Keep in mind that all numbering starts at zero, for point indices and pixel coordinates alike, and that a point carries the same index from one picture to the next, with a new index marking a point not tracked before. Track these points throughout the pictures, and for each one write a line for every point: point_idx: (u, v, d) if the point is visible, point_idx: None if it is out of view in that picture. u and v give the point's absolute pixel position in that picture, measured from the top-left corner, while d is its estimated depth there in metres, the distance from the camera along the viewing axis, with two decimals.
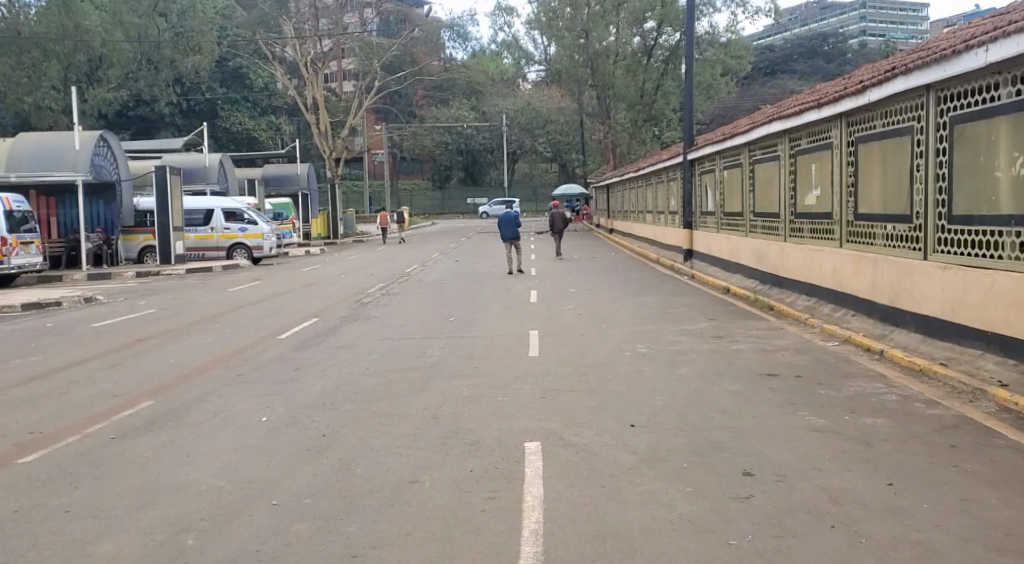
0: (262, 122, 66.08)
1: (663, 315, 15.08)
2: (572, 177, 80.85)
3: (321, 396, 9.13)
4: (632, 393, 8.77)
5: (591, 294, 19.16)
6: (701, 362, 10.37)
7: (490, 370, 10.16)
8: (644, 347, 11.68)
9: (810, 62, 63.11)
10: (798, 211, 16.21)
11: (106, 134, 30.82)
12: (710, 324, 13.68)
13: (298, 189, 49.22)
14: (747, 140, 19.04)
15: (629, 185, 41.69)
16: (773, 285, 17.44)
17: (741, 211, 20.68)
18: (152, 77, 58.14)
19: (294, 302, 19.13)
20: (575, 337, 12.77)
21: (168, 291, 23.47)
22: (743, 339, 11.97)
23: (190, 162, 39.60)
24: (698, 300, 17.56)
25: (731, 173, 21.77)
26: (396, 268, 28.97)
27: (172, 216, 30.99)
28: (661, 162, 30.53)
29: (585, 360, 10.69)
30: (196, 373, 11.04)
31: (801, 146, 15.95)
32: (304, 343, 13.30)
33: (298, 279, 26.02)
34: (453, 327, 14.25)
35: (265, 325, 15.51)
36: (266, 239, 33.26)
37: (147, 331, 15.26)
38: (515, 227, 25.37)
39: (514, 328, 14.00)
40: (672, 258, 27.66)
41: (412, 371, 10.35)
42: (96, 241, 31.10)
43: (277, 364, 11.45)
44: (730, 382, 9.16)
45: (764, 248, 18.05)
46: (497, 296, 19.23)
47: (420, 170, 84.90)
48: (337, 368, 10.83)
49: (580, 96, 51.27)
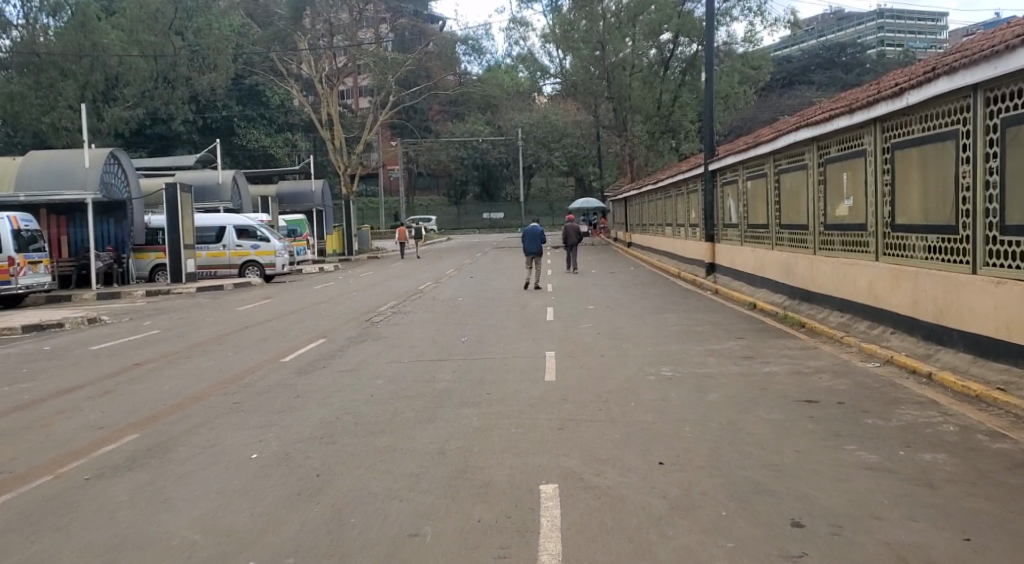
0: (279, 139, 65.93)
1: (687, 333, 14.31)
2: (589, 190, 80.19)
3: (320, 427, 8.44)
4: (658, 423, 8.03)
5: (611, 311, 18.40)
6: (731, 387, 9.62)
7: (504, 397, 9.43)
8: (669, 370, 10.92)
9: (829, 72, 62.23)
10: (829, 222, 15.41)
11: (116, 151, 30.25)
12: (739, 343, 12.90)
13: (312, 205, 48.50)
14: (772, 149, 18.27)
15: (647, 199, 40.93)
16: (803, 300, 16.62)
17: (767, 223, 19.87)
18: (169, 95, 58.05)
19: (302, 322, 18.47)
20: (595, 359, 12.03)
21: (178, 311, 22.92)
22: (775, 361, 11.19)
23: (202, 179, 39.13)
24: (723, 316, 16.75)
25: (755, 183, 21.01)
26: (411, 285, 28.31)
27: (183, 234, 30.43)
28: (681, 173, 29.76)
29: (606, 385, 9.96)
30: (191, 402, 10.37)
31: (831, 154, 15.17)
32: (308, 366, 12.63)
33: (310, 297, 25.37)
34: (465, 348, 13.54)
35: (270, 347, 14.85)
36: (279, 256, 32.65)
37: (147, 355, 14.63)
38: (539, 241, 24.64)
39: (530, 349, 13.25)
40: (694, 272, 26.84)
41: (420, 398, 9.64)
42: (107, 260, 30.41)
43: (277, 391, 10.77)
44: (765, 410, 8.40)
45: (792, 262, 17.25)
46: (512, 314, 18.50)
47: (436, 185, 84.52)
48: (338, 395, 10.13)
49: (597, 109, 50.76)
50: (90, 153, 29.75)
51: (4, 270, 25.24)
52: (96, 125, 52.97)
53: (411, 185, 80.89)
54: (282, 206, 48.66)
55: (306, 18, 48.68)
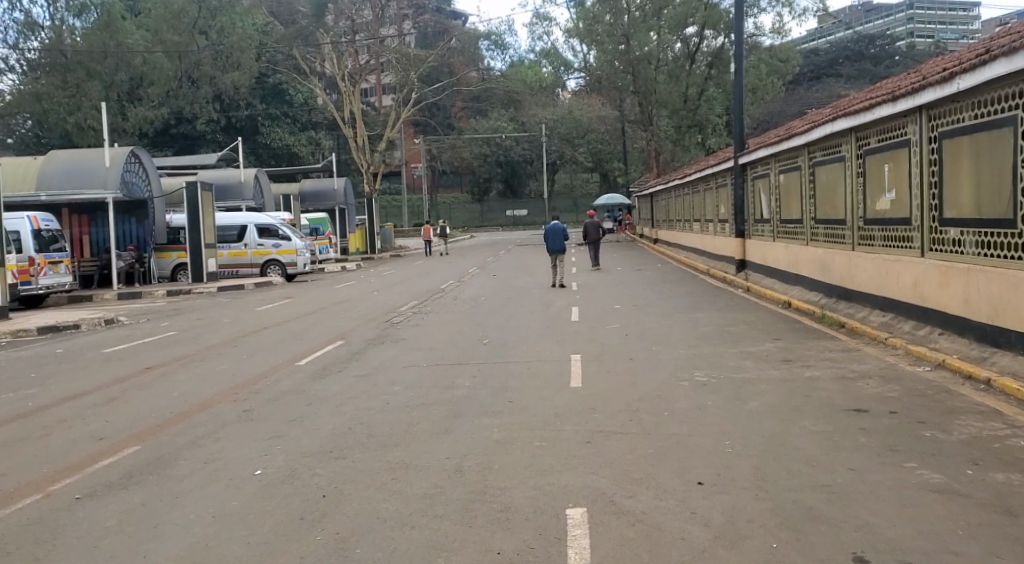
0: (302, 137, 65.57)
1: (720, 334, 13.66)
2: (613, 186, 79.41)
3: (331, 439, 7.89)
4: (694, 436, 7.42)
5: (640, 311, 17.74)
6: (771, 394, 8.98)
7: (528, 407, 8.84)
8: (703, 375, 10.29)
9: (857, 65, 61.28)
10: (869, 217, 14.70)
11: (137, 150, 29.78)
12: (776, 345, 12.24)
13: (334, 204, 48.04)
14: (807, 140, 17.56)
15: (673, 194, 40.15)
16: (840, 298, 15.92)
17: (801, 218, 19.14)
18: (194, 94, 58.22)
19: (322, 323, 17.96)
20: (624, 363, 11.40)
21: (197, 311, 22.46)
22: (817, 365, 10.54)
23: (223, 177, 38.74)
24: (757, 316, 16.07)
25: (788, 177, 20.30)
26: (433, 284, 27.75)
27: (204, 233, 30.04)
28: (708, 168, 29.08)
29: (636, 393, 9.34)
30: (200, 408, 9.85)
31: (871, 145, 14.47)
32: (324, 370, 12.08)
33: (331, 297, 24.88)
34: (487, 352, 12.98)
35: (286, 350, 14.30)
36: (300, 255, 32.10)
37: (160, 358, 14.13)
38: (562, 239, 24.04)
39: (555, 352, 12.63)
40: (724, 270, 26.13)
41: (439, 407, 9.09)
42: (128, 259, 29.91)
43: (290, 397, 10.23)
44: (811, 420, 7.76)
45: (828, 258, 16.55)
46: (537, 314, 17.92)
47: (459, 183, 83.99)
48: (352, 403, 9.57)
49: (622, 104, 50.01)
50: (111, 152, 29.26)
51: (25, 271, 24.96)
52: (120, 124, 52.76)
53: (434, 183, 80.44)
54: (304, 204, 48.27)
55: (329, 16, 48.20)
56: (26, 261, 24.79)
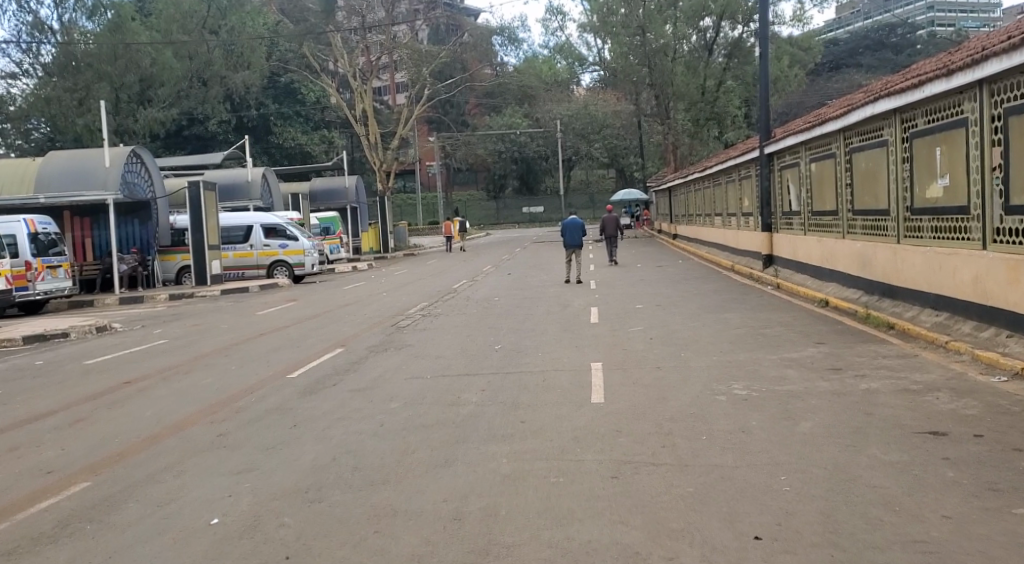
0: (315, 136, 64.29)
1: (757, 338, 12.39)
2: (629, 181, 78.00)
3: (311, 472, 6.73)
4: (742, 469, 6.19)
5: (665, 311, 16.46)
6: (828, 413, 7.74)
7: (543, 429, 7.62)
8: (742, 388, 9.03)
9: (878, 55, 59.85)
10: (917, 206, 13.49)
11: (137, 149, 28.62)
12: (821, 352, 10.94)
13: (346, 203, 46.92)
14: (842, 125, 16.33)
15: (693, 187, 38.78)
16: (885, 295, 14.66)
17: (836, 209, 17.90)
18: (203, 95, 57.33)
19: (323, 328, 16.74)
20: (652, 372, 10.14)
21: (197, 315, 21.28)
22: (874, 377, 9.27)
23: (232, 176, 37.80)
24: (793, 316, 14.78)
25: (820, 166, 19.04)
26: (444, 284, 26.53)
27: (208, 233, 28.89)
28: (730, 159, 27.81)
29: (670, 410, 8.11)
30: (172, 430, 8.64)
31: (918, 127, 13.28)
32: (316, 385, 10.82)
33: (339, 299, 23.74)
34: (500, 360, 11.77)
35: (280, 360, 13.07)
36: (308, 255, 30.94)
37: (142, 368, 12.89)
38: (578, 234, 22.80)
39: (574, 359, 11.39)
40: (750, 265, 24.83)
41: (441, 429, 7.90)
42: (131, 262, 28.67)
43: (275, 417, 9.05)
44: (880, 448, 6.55)
45: (870, 252, 15.34)
46: (554, 316, 16.66)
47: (474, 181, 82.57)
48: (342, 425, 8.36)
49: (640, 98, 48.58)
50: (111, 151, 27.92)
51: (21, 276, 23.67)
52: (129, 125, 51.63)
53: (449, 180, 79.14)
54: (315, 204, 47.12)
55: (339, 11, 46.98)
56: (22, 266, 23.50)
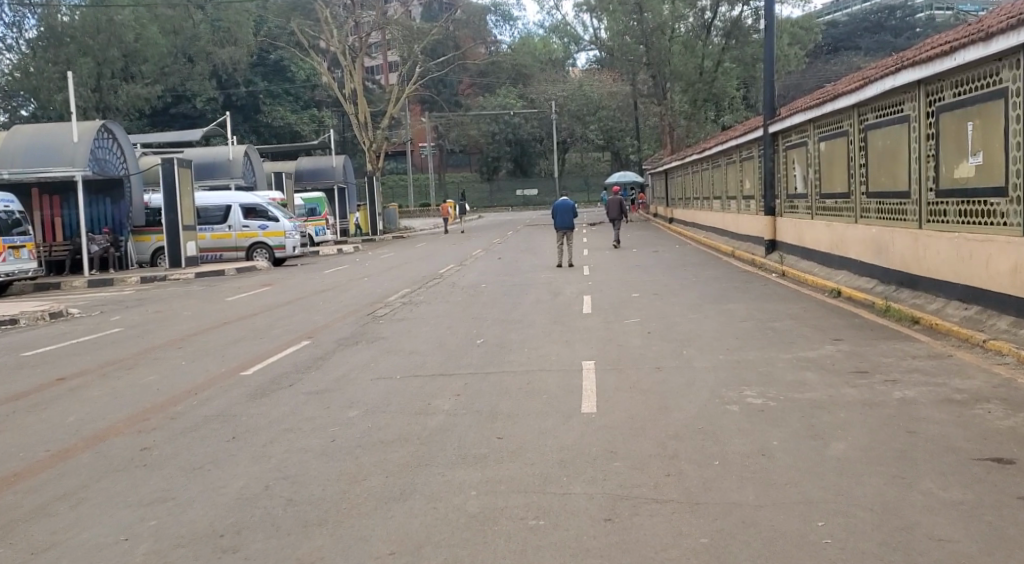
0: (305, 116, 62.47)
1: (767, 334, 11.17)
2: (624, 164, 76.49)
3: (236, 507, 5.47)
4: (767, 511, 4.98)
5: (663, 301, 15.20)
6: (862, 430, 6.52)
7: (524, 449, 6.39)
8: (756, 396, 7.80)
9: (876, 37, 58.69)
10: (944, 187, 12.28)
11: (108, 123, 26.97)
12: (842, 351, 9.73)
13: (333, 182, 45.47)
14: (857, 100, 15.10)
15: (690, 169, 37.42)
16: (906, 285, 13.43)
17: (848, 191, 16.68)
18: (188, 70, 55.58)
19: (293, 317, 15.48)
20: (651, 374, 8.92)
21: (163, 300, 19.93)
22: (907, 383, 8.05)
23: (212, 155, 36.38)
24: (805, 308, 13.53)
25: (830, 146, 17.80)
26: (430, 269, 25.26)
27: (183, 214, 27.40)
28: (731, 139, 26.56)
29: (674, 426, 6.89)
30: (88, 443, 7.36)
31: (945, 100, 12.07)
32: (270, 386, 9.55)
33: (317, 284, 22.41)
34: (479, 357, 10.55)
35: (238, 354, 11.80)
36: (289, 238, 29.64)
37: (83, 362, 11.60)
38: (569, 217, 21.53)
39: (563, 358, 10.16)
40: (751, 251, 23.62)
41: (403, 446, 6.67)
42: (102, 242, 27.20)
43: (216, 425, 7.82)
44: (936, 481, 5.34)
45: (888, 239, 14.14)
46: (543, 305, 15.41)
47: (467, 163, 81.25)
48: (288, 439, 7.10)
49: (636, 78, 47.04)
50: (79, 126, 26.48)
51: None
52: (112, 102, 49.72)
53: (442, 162, 77.64)
54: (302, 182, 45.71)
55: None
56: None
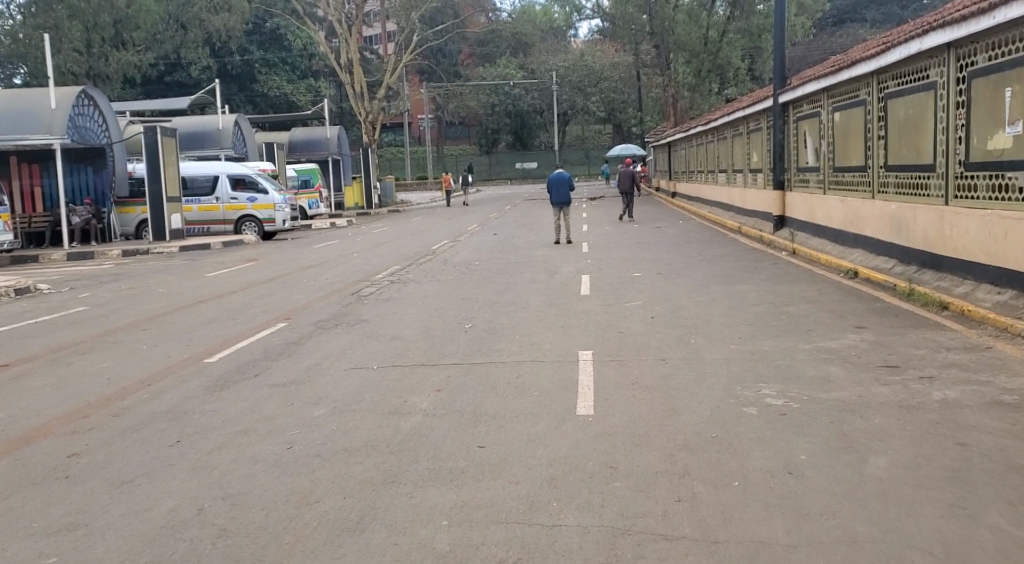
0: (302, 86, 61.13)
1: (781, 321, 10.23)
2: (625, 136, 75.17)
3: (160, 541, 4.52)
4: (804, 555, 4.05)
5: (667, 281, 14.26)
6: (903, 441, 5.58)
7: (507, 462, 5.46)
8: (774, 397, 6.87)
9: (883, 9, 57.55)
10: (975, 160, 11.33)
11: (89, 89, 25.86)
12: (866, 342, 8.79)
13: (327, 153, 44.31)
14: (877, 66, 14.12)
15: (694, 143, 36.29)
16: (929, 266, 12.48)
17: (864, 165, 15.72)
18: (181, 37, 54.22)
19: (272, 296, 14.51)
20: (655, 369, 8.00)
21: (139, 276, 18.95)
22: (946, 380, 7.09)
23: (201, 125, 35.34)
24: (821, 290, 12.57)
25: (845, 116, 16.80)
26: (423, 244, 24.34)
27: (167, 184, 26.36)
28: (738, 110, 25.51)
29: (682, 434, 5.96)
30: (9, 447, 6.44)
31: (977, 65, 11.12)
32: (232, 376, 8.60)
33: (303, 259, 21.39)
34: (465, 344, 9.62)
35: (205, 337, 10.86)
36: (279, 211, 28.55)
37: (35, 346, 10.63)
38: (567, 190, 20.53)
39: (558, 347, 9.23)
40: (759, 227, 22.64)
41: (369, 455, 5.73)
42: (84, 214, 26.14)
43: (161, 426, 6.88)
44: (1004, 514, 4.41)
45: (909, 216, 13.21)
46: (539, 285, 14.47)
47: (467, 136, 80.36)
48: (237, 444, 6.16)
49: (639, 48, 45.88)
50: (58, 92, 25.40)
51: None
52: (102, 69, 48.02)
53: (440, 133, 76.40)
54: (295, 153, 44.61)
55: None
56: None
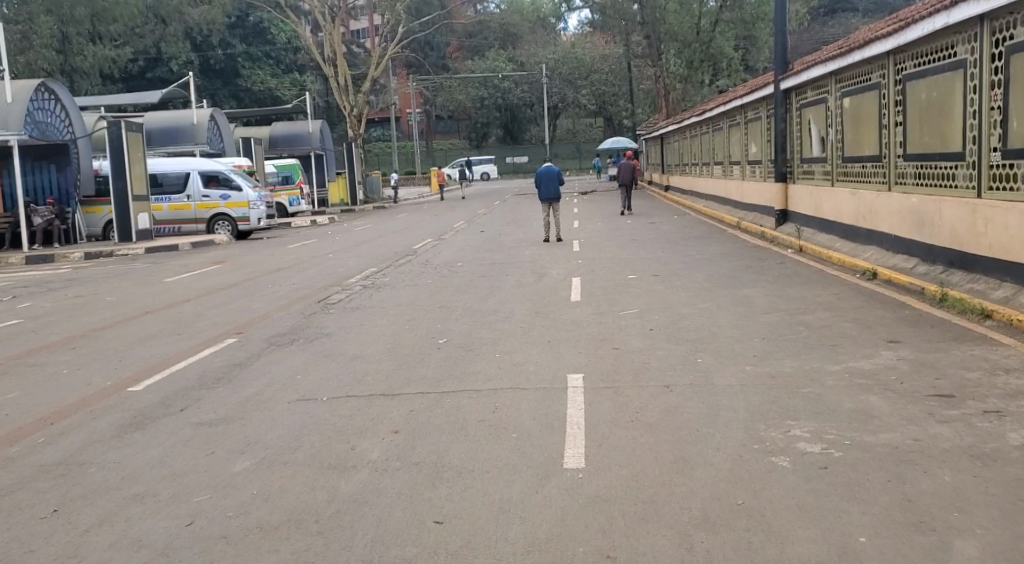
0: (286, 81, 59.84)
1: (801, 333, 8.89)
2: (617, 129, 73.82)
3: None
4: None
5: (666, 284, 12.89)
6: (990, 515, 4.25)
7: (468, 557, 4.12)
8: (810, 439, 5.52)
9: None
10: (1013, 147, 10.04)
11: (48, 81, 24.38)
12: (905, 361, 7.46)
13: (310, 149, 42.49)
14: (895, 45, 12.78)
15: (687, 135, 35.00)
16: (959, 267, 11.14)
17: (879, 153, 14.38)
18: (160, 30, 52.21)
19: (228, 304, 13.11)
20: (660, 400, 6.64)
21: (93, 281, 17.49)
22: (1019, 417, 5.74)
23: (175, 120, 33.83)
24: (838, 295, 11.22)
25: (856, 101, 15.48)
26: (404, 243, 22.99)
27: (133, 181, 24.87)
28: (734, 99, 24.25)
29: (697, 501, 4.61)
30: None
31: (1015, 38, 9.81)
32: (154, 411, 7.21)
33: (276, 261, 20.00)
34: (433, 365, 8.25)
35: (138, 357, 9.44)
36: (253, 209, 27.12)
37: None
38: (556, 184, 19.15)
39: (543, 369, 7.88)
40: (760, 222, 21.31)
41: (291, 542, 4.38)
42: (46, 214, 24.43)
43: (46, 484, 5.47)
44: None
45: (934, 211, 11.91)
46: (524, 290, 13.13)
47: (456, 130, 78.96)
48: (126, 518, 4.79)
49: (629, 38, 44.55)
50: (15, 85, 23.95)
51: None
52: (79, 64, 46.32)
53: (430, 128, 74.80)
54: (276, 148, 42.65)
55: None
56: None
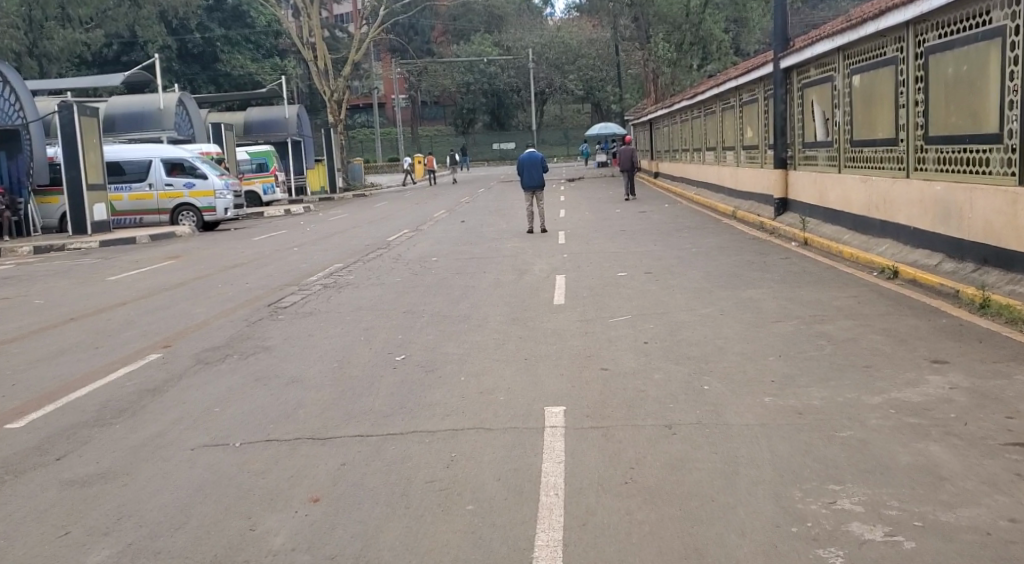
0: (266, 64, 57.54)
1: (825, 349, 7.45)
2: (605, 114, 72.11)
3: None
4: None
5: (663, 284, 11.40)
6: None
7: None
8: (868, 517, 4.09)
9: None
10: None
11: None
12: (962, 391, 6.03)
13: (287, 135, 40.73)
14: (916, 14, 11.33)
15: (678, 119, 33.49)
16: (996, 264, 9.72)
17: (894, 136, 12.94)
18: (133, 14, 49.62)
19: (164, 309, 11.55)
20: (665, 449, 5.17)
21: (31, 280, 15.84)
22: None
23: (139, 104, 32.16)
24: (860, 297, 9.77)
25: (867, 79, 14.02)
26: (376, 235, 21.44)
27: (87, 171, 23.18)
28: (728, 80, 22.75)
29: None
30: None
31: None
32: (22, 460, 5.68)
33: (236, 255, 18.44)
34: (380, 395, 6.75)
35: (39, 380, 7.90)
36: (219, 198, 25.56)
37: None
38: (540, 171, 17.59)
39: (514, 400, 6.38)
40: (758, 211, 19.88)
41: None
42: None
43: None
44: None
45: (963, 200, 10.50)
46: (502, 290, 11.64)
47: (442, 116, 77.03)
48: None
49: (617, 20, 42.78)
50: None
51: None
52: (48, 48, 44.23)
53: (415, 114, 73.01)
54: (251, 135, 40.71)
55: None
56: None
